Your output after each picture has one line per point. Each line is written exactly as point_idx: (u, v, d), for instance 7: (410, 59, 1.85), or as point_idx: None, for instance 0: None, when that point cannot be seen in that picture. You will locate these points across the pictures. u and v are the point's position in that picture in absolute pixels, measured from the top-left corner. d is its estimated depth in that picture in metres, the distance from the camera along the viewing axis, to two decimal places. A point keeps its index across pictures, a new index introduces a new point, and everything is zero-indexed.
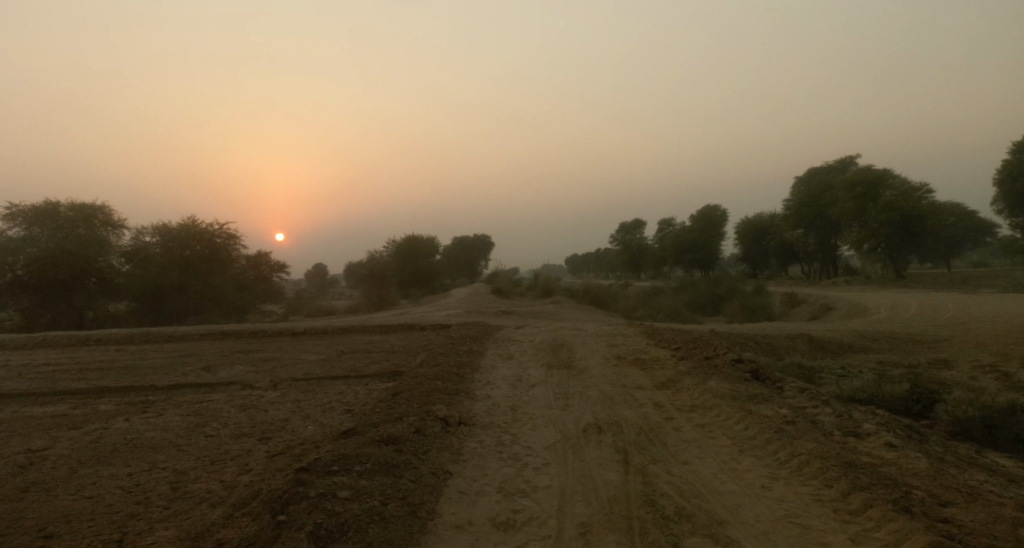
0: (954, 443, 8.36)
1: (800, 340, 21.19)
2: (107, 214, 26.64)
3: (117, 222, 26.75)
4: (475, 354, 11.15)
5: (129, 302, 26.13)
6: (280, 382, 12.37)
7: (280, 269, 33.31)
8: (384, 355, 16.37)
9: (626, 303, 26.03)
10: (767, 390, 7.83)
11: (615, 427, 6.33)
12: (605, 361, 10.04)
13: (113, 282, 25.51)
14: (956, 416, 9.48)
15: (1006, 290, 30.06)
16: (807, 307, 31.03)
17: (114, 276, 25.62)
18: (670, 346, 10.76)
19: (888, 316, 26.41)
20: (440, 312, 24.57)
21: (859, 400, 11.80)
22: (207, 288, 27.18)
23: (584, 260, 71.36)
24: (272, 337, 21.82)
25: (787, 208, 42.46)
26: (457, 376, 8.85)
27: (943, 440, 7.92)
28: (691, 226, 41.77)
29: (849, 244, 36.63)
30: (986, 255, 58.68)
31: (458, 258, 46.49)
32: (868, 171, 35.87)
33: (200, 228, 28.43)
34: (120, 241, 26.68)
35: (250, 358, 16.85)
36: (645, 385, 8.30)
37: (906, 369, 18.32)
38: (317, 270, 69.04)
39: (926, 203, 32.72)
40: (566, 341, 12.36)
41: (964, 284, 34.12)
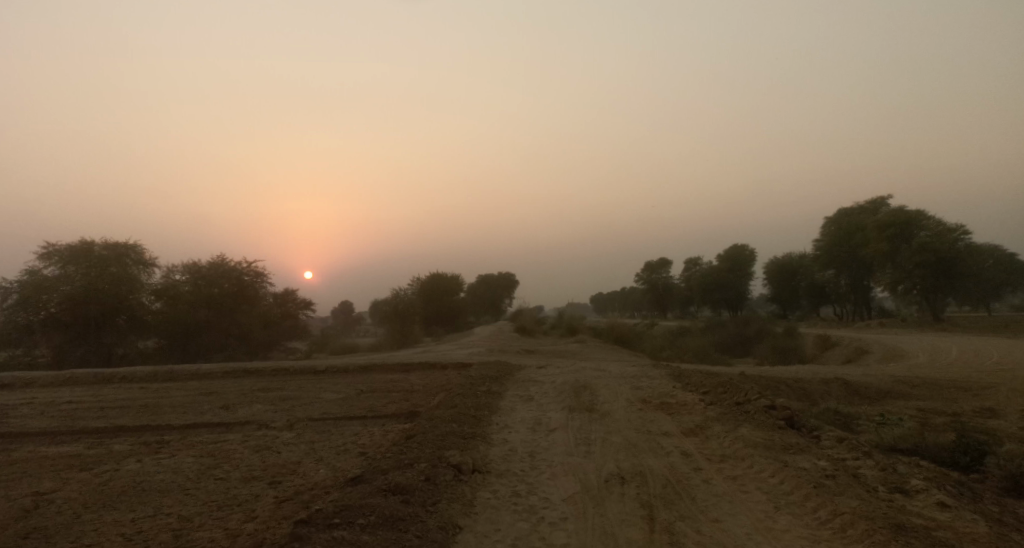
0: (1008, 501, 7.74)
1: (835, 384, 20.42)
2: (140, 251, 26.91)
3: (149, 261, 26.99)
4: (495, 396, 10.79)
5: (157, 339, 26.29)
6: (297, 422, 12.12)
7: (306, 306, 33.39)
8: (404, 395, 16.07)
9: (653, 344, 25.45)
10: (803, 439, 7.35)
11: (639, 478, 5.92)
12: (630, 405, 9.61)
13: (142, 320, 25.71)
14: (1007, 470, 8.84)
15: None
16: (840, 350, 30.08)
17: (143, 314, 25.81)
18: (699, 390, 10.29)
19: (926, 360, 25.42)
20: (462, 350, 24.23)
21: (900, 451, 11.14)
22: (234, 325, 27.24)
23: (609, 299, 70.70)
24: (294, 375, 21.66)
25: (817, 248, 41.65)
26: (474, 419, 8.50)
27: (996, 498, 7.33)
28: (719, 266, 41.13)
29: (883, 285, 35.66)
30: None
31: (483, 297, 46.31)
32: (901, 212, 35.07)
33: (229, 266, 28.66)
34: (152, 279, 26.87)
35: (270, 396, 16.68)
36: (672, 431, 7.86)
37: (949, 417, 17.45)
38: (344, 306, 69.40)
39: (962, 244, 31.81)
40: (590, 383, 11.95)
41: (1007, 328, 32.86)
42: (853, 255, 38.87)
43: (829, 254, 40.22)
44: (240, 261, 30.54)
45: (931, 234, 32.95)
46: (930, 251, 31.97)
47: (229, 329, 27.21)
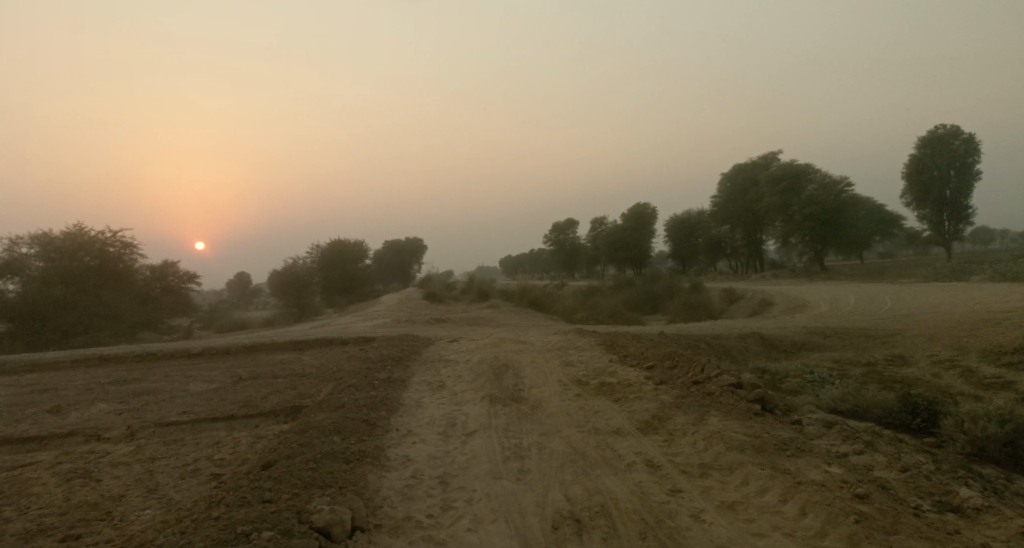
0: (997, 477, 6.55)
1: (752, 339, 19.57)
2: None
3: None
4: (395, 385, 8.69)
5: (6, 324, 22.22)
6: (141, 429, 9.57)
7: (190, 279, 29.72)
8: (290, 381, 13.65)
9: (564, 305, 23.94)
10: (792, 432, 5.76)
11: (604, 533, 4.13)
12: (563, 390, 7.74)
13: None
14: (974, 435, 7.70)
15: (932, 280, 29.64)
16: (746, 303, 29.74)
17: None
18: (642, 364, 8.59)
19: (829, 309, 25.27)
20: (364, 323, 21.81)
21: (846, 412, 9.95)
22: (100, 303, 23.48)
23: (516, 262, 69.30)
24: (163, 361, 18.65)
25: (714, 204, 41.58)
26: (365, 427, 6.39)
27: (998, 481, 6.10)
28: (621, 224, 40.26)
29: (777, 238, 35.78)
30: (894, 246, 59.82)
31: (388, 263, 43.60)
32: (791, 166, 35.09)
33: (90, 238, 24.72)
34: None
35: (125, 391, 13.86)
36: (625, 427, 6.09)
37: (865, 368, 16.86)
38: (239, 279, 64.53)
39: (847, 196, 32.18)
40: (510, 360, 10.00)
41: (891, 274, 33.74)
42: (748, 210, 38.85)
43: (726, 209, 40.15)
44: (102, 232, 26.54)
45: (818, 188, 33.18)
46: (818, 203, 32.09)
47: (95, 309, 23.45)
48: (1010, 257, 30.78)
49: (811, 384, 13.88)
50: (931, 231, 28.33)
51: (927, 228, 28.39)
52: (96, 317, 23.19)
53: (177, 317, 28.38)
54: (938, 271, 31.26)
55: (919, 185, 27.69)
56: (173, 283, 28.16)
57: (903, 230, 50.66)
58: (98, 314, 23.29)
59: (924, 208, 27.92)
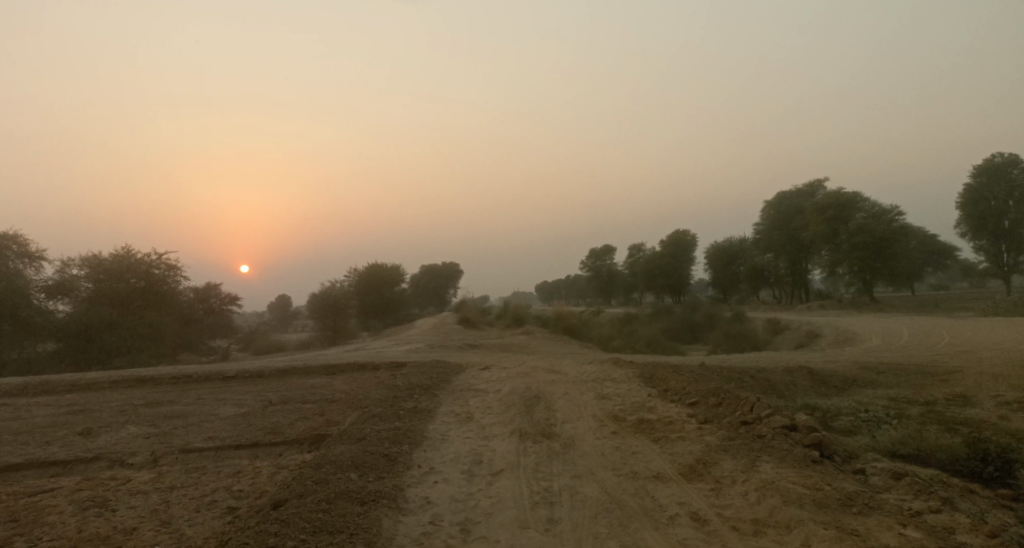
0: None
1: (800, 373, 18.63)
2: (23, 244, 23.12)
3: (36, 253, 23.19)
4: (421, 415, 8.27)
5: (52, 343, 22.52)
6: (164, 455, 9.33)
7: (231, 300, 29.92)
8: (319, 407, 13.36)
9: (602, 333, 23.29)
10: (855, 485, 5.17)
11: None
12: (600, 426, 7.22)
13: (32, 321, 21.92)
14: None
15: (990, 314, 28.15)
16: (792, 334, 28.65)
17: (34, 314, 22.03)
18: (683, 401, 8.02)
19: (881, 343, 24.08)
20: (398, 347, 21.53)
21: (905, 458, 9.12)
22: (143, 324, 23.70)
23: (554, 288, 68.66)
24: (198, 382, 18.61)
25: (757, 232, 40.52)
26: (385, 462, 5.98)
27: None
28: (660, 252, 39.47)
29: (823, 268, 34.58)
30: (945, 279, 57.50)
31: (426, 288, 43.47)
32: (838, 194, 33.99)
33: (135, 259, 25.04)
34: (40, 275, 23.07)
35: (156, 414, 13.73)
36: (667, 472, 5.57)
37: (923, 408, 15.81)
38: (280, 302, 65.19)
39: (897, 225, 30.91)
40: (543, 391, 9.49)
41: (944, 307, 32.21)
42: (793, 239, 37.71)
43: (770, 237, 39.05)
44: (147, 253, 26.90)
45: (866, 217, 32.00)
46: (866, 233, 30.92)
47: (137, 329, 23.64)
48: None
49: (865, 423, 12.97)
50: (990, 263, 26.97)
51: (984, 259, 27.11)
52: (138, 338, 23.39)
53: (216, 338, 28.54)
54: (996, 305, 29.70)
55: (973, 215, 26.46)
56: (214, 305, 28.37)
57: (955, 262, 48.67)
58: (140, 334, 23.49)
59: (980, 238, 26.66)
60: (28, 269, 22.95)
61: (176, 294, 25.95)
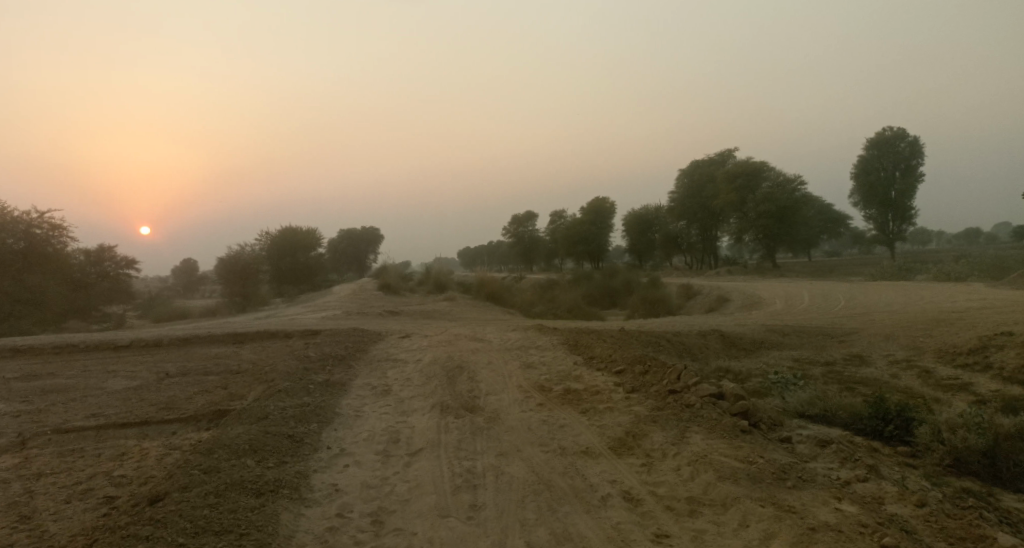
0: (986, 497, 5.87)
1: (713, 337, 18.99)
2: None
3: None
4: (332, 389, 7.69)
5: None
6: (39, 438, 8.41)
7: (128, 264, 27.83)
8: (221, 380, 12.49)
9: (522, 298, 23.08)
10: (786, 455, 5.01)
11: None
12: (524, 398, 6.86)
13: None
14: None
15: (882, 278, 29.75)
16: (703, 299, 29.42)
17: None
18: (609, 370, 7.76)
19: (785, 307, 24.99)
20: (311, 315, 20.57)
21: (815, 418, 9.23)
22: (24, 289, 21.61)
23: (474, 254, 68.19)
24: (88, 353, 17.17)
25: (672, 199, 41.25)
26: (290, 444, 5.43)
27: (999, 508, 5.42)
28: (578, 218, 39.59)
29: (732, 234, 35.60)
30: (838, 245, 60.84)
31: (343, 253, 42.08)
32: (747, 163, 34.88)
33: (14, 219, 22.70)
34: None
35: (35, 390, 12.50)
36: (596, 447, 5.26)
37: (824, 367, 16.40)
38: (187, 266, 61.80)
39: (800, 195, 32.05)
40: (463, 361, 9.04)
41: (840, 273, 33.85)
42: (705, 207, 38.59)
43: (683, 205, 39.84)
44: (28, 214, 24.46)
45: (772, 186, 33.00)
46: (772, 201, 31.93)
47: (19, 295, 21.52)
48: (956, 258, 31.10)
49: (773, 384, 13.20)
50: (877, 230, 28.35)
51: (873, 227, 28.42)
52: (20, 305, 21.34)
53: (113, 305, 26.56)
54: (886, 270, 31.41)
55: (864, 187, 27.63)
56: (110, 269, 26.29)
57: (850, 229, 51.31)
58: (22, 301, 21.46)
59: (870, 208, 27.88)
60: None
61: (62, 258, 23.80)
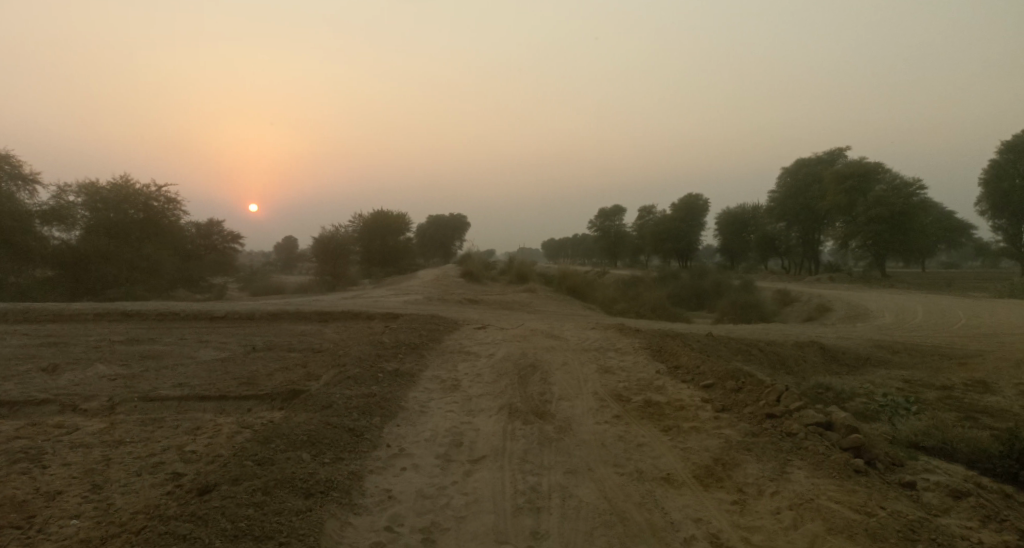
0: None
1: (812, 348, 17.62)
2: (16, 166, 21.23)
3: (28, 178, 21.46)
4: (401, 380, 7.43)
5: (49, 273, 21.09)
6: (125, 403, 8.63)
7: (234, 239, 28.96)
8: (302, 358, 12.61)
9: (606, 294, 22.38)
10: (909, 506, 4.29)
11: None
12: (601, 408, 6.32)
13: (31, 248, 20.39)
14: None
15: (1007, 297, 27.02)
16: (801, 307, 27.69)
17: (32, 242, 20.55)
18: (696, 383, 7.09)
19: (894, 321, 23.04)
20: (394, 297, 20.67)
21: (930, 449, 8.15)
22: (139, 256, 22.74)
23: (561, 246, 67.57)
24: (185, 321, 17.89)
25: (771, 199, 39.18)
26: (349, 438, 5.18)
27: None
28: (670, 215, 38.23)
29: (835, 239, 33.39)
30: (955, 257, 56.21)
31: (432, 238, 42.47)
32: (858, 165, 32.55)
33: (134, 190, 23.87)
34: (35, 200, 21.39)
35: (133, 354, 13.03)
36: (679, 474, 4.70)
37: (940, 392, 14.81)
38: (288, 242, 64.37)
39: (917, 201, 29.57)
40: (539, 359, 8.58)
41: (957, 287, 31.10)
42: (808, 209, 36.36)
43: (783, 207, 37.72)
44: (146, 186, 25.73)
45: (886, 189, 30.62)
46: (884, 206, 29.64)
47: (136, 261, 22.49)
48: None
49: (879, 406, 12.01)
50: (1006, 242, 25.82)
51: (1002, 239, 25.93)
52: (136, 272, 22.44)
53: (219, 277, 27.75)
54: (1011, 286, 28.55)
55: (994, 194, 25.22)
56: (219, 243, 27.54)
57: (971, 240, 47.15)
58: (137, 267, 22.52)
59: (1001, 218, 25.43)
60: (21, 194, 21.09)
61: (175, 229, 24.84)
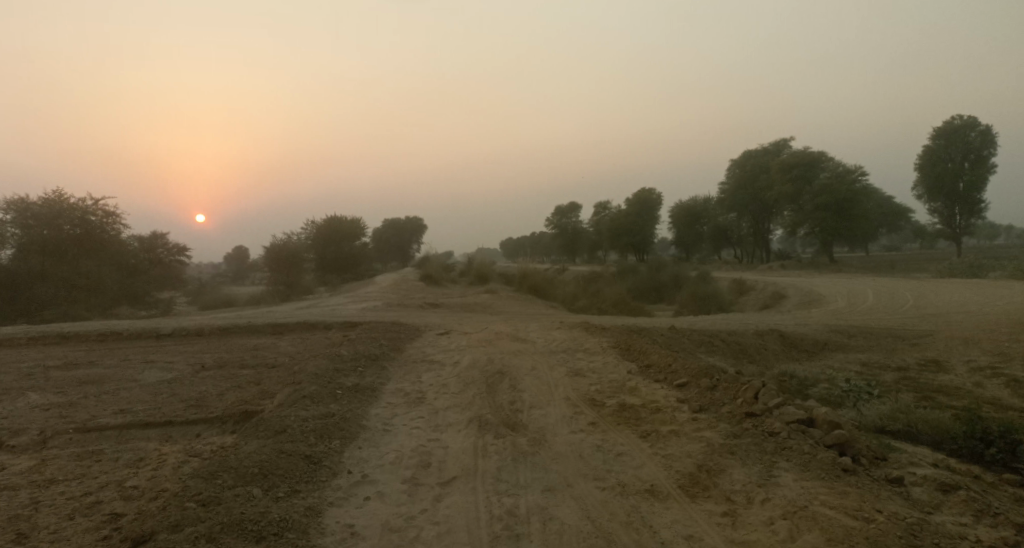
0: None
1: (771, 336, 17.68)
2: None
3: None
4: (360, 396, 6.99)
5: None
6: (60, 436, 7.99)
7: (180, 252, 27.84)
8: (255, 375, 11.99)
9: (566, 291, 22.17)
10: (904, 506, 4.08)
11: None
12: (575, 415, 6.02)
13: None
14: None
15: (950, 276, 27.77)
16: (757, 295, 27.99)
17: None
18: (670, 383, 6.85)
19: (847, 306, 23.39)
20: (351, 305, 20.05)
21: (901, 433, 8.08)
22: (78, 274, 21.57)
23: (518, 245, 67.39)
24: (130, 341, 17.00)
25: (722, 190, 39.63)
26: (306, 467, 4.76)
27: None
28: (624, 209, 38.34)
29: (785, 227, 33.91)
30: (896, 239, 57.95)
31: (387, 242, 41.76)
32: (803, 153, 33.10)
33: (69, 205, 22.65)
34: None
35: (72, 380, 12.23)
36: (664, 485, 4.42)
37: (897, 373, 14.96)
38: (239, 253, 62.67)
39: (861, 187, 30.20)
40: (505, 366, 8.23)
41: (903, 269, 31.87)
42: (758, 198, 36.85)
43: (734, 197, 38.16)
44: (83, 201, 24.49)
45: (830, 177, 31.19)
46: (830, 193, 30.18)
47: (74, 280, 21.33)
48: None
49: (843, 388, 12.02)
50: (943, 225, 26.49)
51: (939, 221, 26.56)
52: (75, 290, 21.27)
53: (166, 291, 26.65)
54: (953, 266, 29.37)
55: (930, 178, 25.77)
56: (164, 256, 26.46)
57: (911, 222, 48.59)
58: (77, 285, 21.36)
59: (937, 201, 25.98)
60: None
61: (115, 243, 23.65)
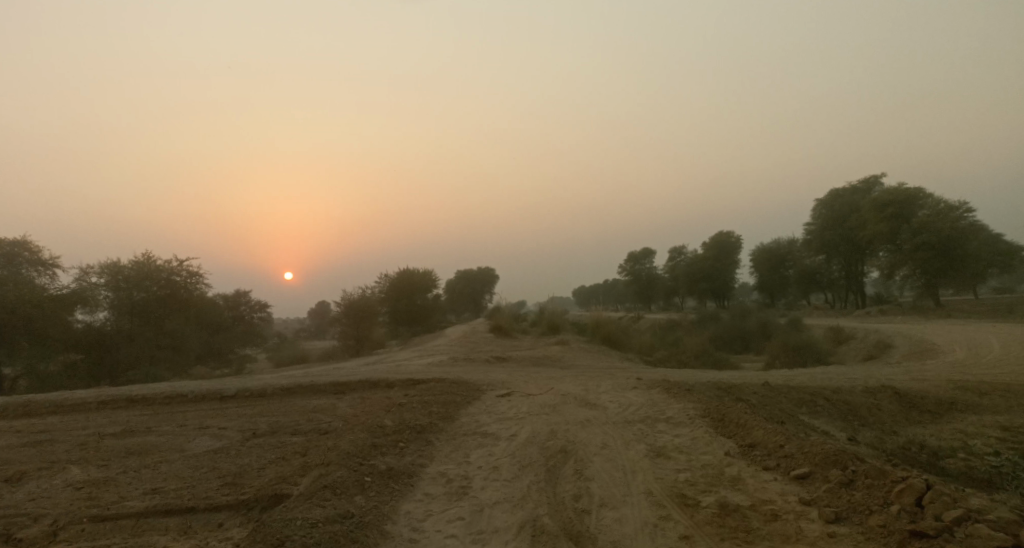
0: None
1: (884, 393, 15.34)
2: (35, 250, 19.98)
3: (52, 261, 20.14)
4: (391, 486, 5.73)
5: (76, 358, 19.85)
6: (72, 526, 7.09)
7: (260, 307, 27.77)
8: (303, 443, 10.95)
9: (644, 343, 20.46)
10: None
11: None
12: (662, 523, 4.56)
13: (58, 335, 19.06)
14: None
15: None
16: (858, 345, 25.28)
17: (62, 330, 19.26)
18: (785, 474, 5.27)
19: (968, 357, 20.48)
20: (416, 361, 19.00)
21: None
22: (162, 334, 21.42)
23: (592, 292, 65.74)
24: (193, 402, 16.46)
25: (807, 232, 37.02)
26: None
27: None
28: (702, 254, 36.34)
29: (880, 270, 31.05)
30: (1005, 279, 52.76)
31: (460, 293, 41.12)
32: (898, 190, 30.36)
33: (156, 265, 22.58)
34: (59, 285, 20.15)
35: (120, 449, 11.56)
36: None
37: None
38: (320, 306, 63.83)
39: (967, 223, 27.26)
40: (569, 442, 6.78)
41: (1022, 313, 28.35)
42: (849, 239, 34.07)
43: (821, 239, 35.48)
44: (171, 261, 24.70)
45: (931, 214, 28.39)
46: (931, 232, 27.35)
47: (158, 340, 21.18)
48: None
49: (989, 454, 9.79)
50: None
51: None
52: (161, 351, 21.10)
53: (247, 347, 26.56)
54: None
55: None
56: (245, 313, 26.52)
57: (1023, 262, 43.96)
58: (162, 346, 21.18)
59: None
60: (42, 278, 19.80)
61: (198, 302, 23.53)
